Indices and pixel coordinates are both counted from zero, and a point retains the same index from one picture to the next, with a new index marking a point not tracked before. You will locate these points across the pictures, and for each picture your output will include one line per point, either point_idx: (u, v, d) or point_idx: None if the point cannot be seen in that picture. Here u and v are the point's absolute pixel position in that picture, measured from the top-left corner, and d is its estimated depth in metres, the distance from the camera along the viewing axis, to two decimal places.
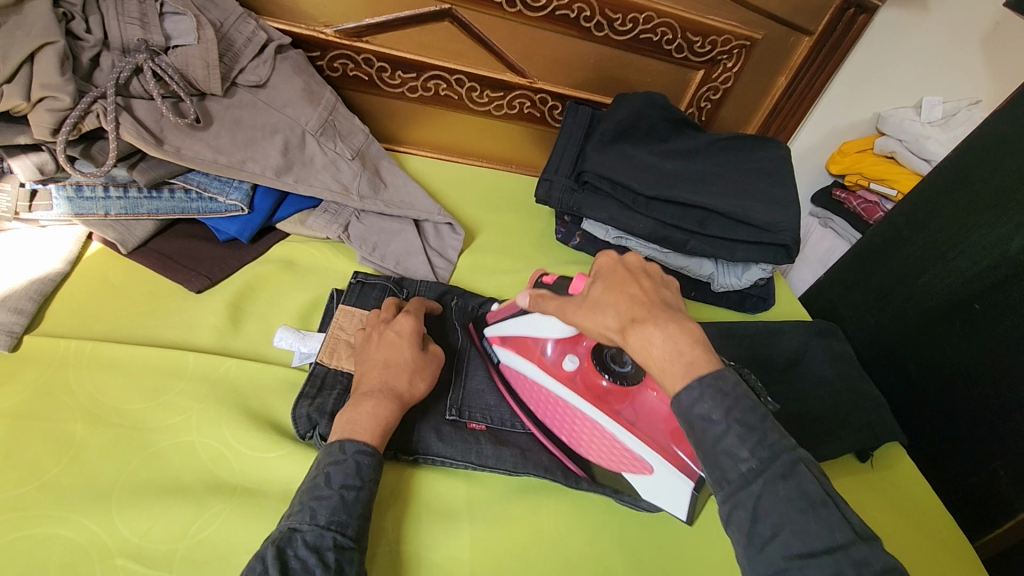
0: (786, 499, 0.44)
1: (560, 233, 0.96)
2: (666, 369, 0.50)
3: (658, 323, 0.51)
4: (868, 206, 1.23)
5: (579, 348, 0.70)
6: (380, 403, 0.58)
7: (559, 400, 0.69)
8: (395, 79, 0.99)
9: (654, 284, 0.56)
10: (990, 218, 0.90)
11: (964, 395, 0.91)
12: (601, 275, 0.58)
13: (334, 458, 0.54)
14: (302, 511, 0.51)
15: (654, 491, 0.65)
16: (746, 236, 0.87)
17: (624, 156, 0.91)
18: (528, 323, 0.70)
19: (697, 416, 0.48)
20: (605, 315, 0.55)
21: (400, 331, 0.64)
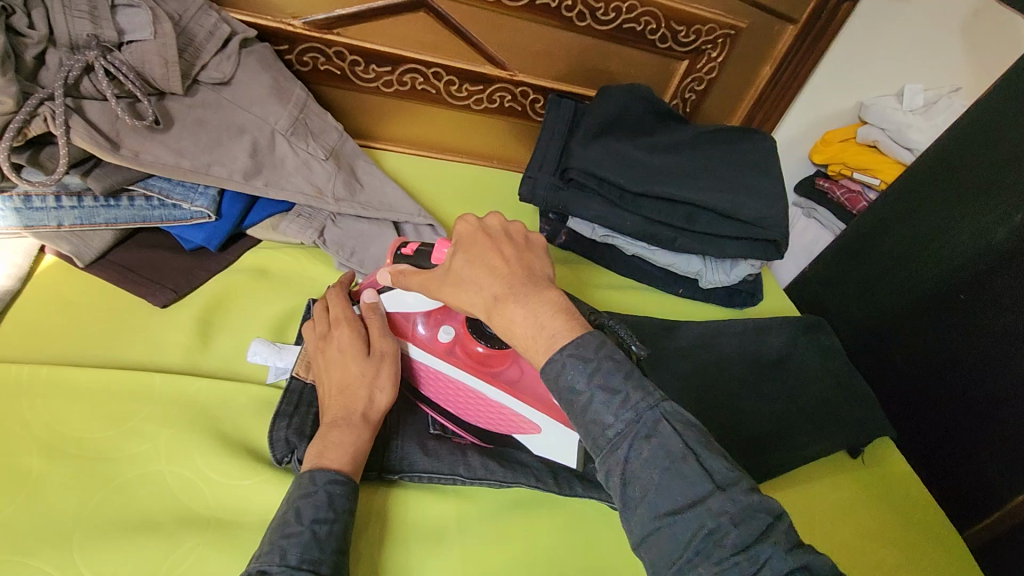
0: (647, 459, 0.47)
1: (545, 230, 0.92)
2: (535, 347, 0.52)
3: (520, 299, 0.52)
4: (851, 197, 1.23)
5: (452, 318, 0.67)
6: (348, 430, 0.56)
7: (442, 375, 0.67)
8: (369, 72, 0.94)
9: (519, 251, 0.56)
10: (975, 209, 0.90)
11: (950, 386, 0.91)
12: (463, 243, 0.57)
13: (304, 491, 0.52)
14: (271, 551, 0.47)
15: (544, 446, 0.66)
16: (734, 232, 0.85)
17: (610, 150, 0.88)
18: (395, 296, 0.67)
19: (566, 386, 0.49)
20: (468, 289, 0.55)
21: (341, 346, 0.61)
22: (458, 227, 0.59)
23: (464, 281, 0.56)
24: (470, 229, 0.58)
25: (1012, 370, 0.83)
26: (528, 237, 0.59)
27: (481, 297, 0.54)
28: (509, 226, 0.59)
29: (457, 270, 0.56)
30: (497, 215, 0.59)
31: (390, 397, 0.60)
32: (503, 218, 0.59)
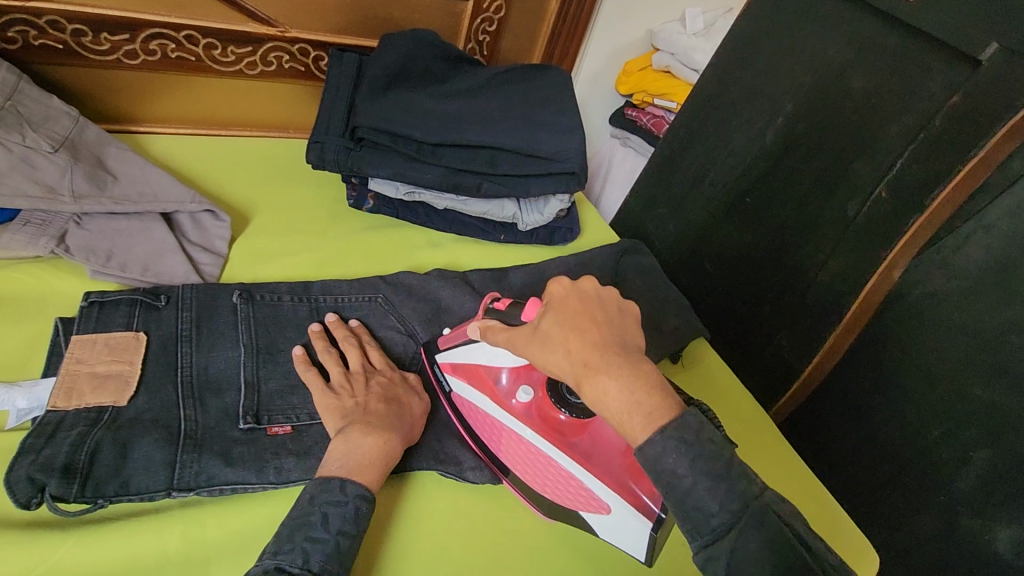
0: (756, 554, 0.44)
1: (351, 197, 0.87)
2: (624, 422, 0.47)
3: (617, 372, 0.47)
4: (656, 121, 1.28)
5: (533, 378, 0.66)
6: (384, 439, 0.57)
7: (516, 437, 0.65)
8: (102, 43, 0.80)
9: (609, 317, 0.51)
10: (748, 118, 0.99)
11: (751, 281, 1.00)
12: (552, 305, 0.53)
13: (334, 499, 0.52)
14: (293, 552, 0.48)
15: (613, 532, 0.60)
16: (535, 169, 0.84)
17: (399, 101, 0.84)
18: (487, 351, 0.66)
19: (666, 471, 0.46)
20: (554, 352, 0.51)
21: (387, 375, 0.64)
22: (549, 286, 0.54)
23: (549, 347, 0.51)
24: (571, 287, 0.53)
25: (793, 257, 0.93)
26: (624, 305, 0.54)
27: (566, 365, 0.49)
28: (601, 290, 0.53)
29: (544, 329, 0.52)
30: (593, 279, 0.53)
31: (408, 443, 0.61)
32: (601, 284, 0.53)
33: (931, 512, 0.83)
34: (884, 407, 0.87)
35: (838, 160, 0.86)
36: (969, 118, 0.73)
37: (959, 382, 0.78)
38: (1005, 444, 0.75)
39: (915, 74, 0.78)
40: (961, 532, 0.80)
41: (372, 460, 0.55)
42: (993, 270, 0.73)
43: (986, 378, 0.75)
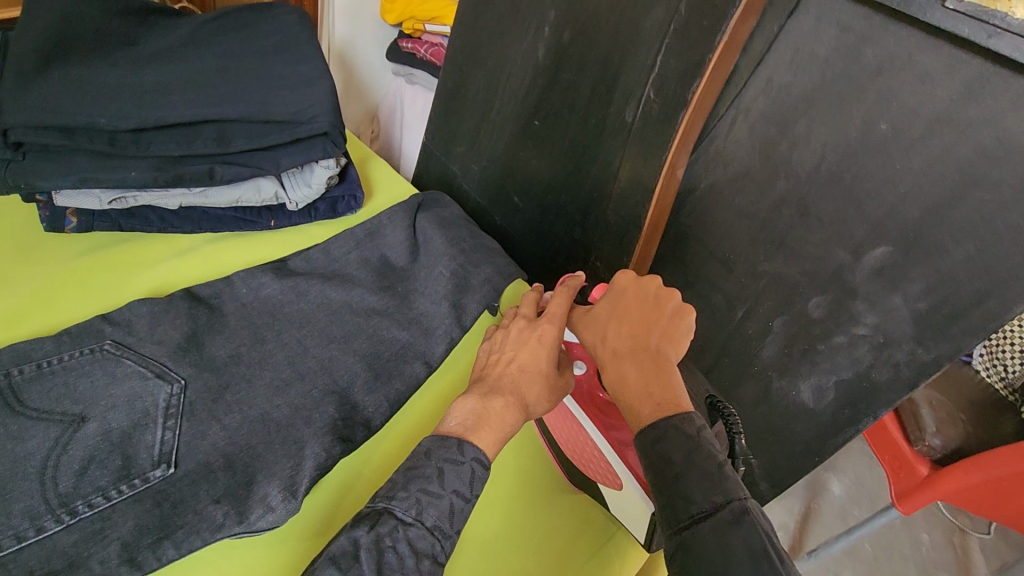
0: (723, 549, 0.41)
1: (44, 218, 0.66)
2: (640, 407, 0.49)
3: (639, 362, 0.50)
4: (435, 51, 1.14)
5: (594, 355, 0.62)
6: (509, 402, 0.53)
7: (561, 407, 0.63)
8: None
9: (659, 317, 0.53)
10: (517, 30, 0.92)
11: (556, 205, 0.96)
12: (612, 291, 0.57)
13: (452, 457, 0.49)
14: (407, 498, 0.48)
15: (620, 504, 0.60)
16: (278, 137, 0.69)
17: (65, 83, 0.64)
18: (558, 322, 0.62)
19: (658, 453, 0.46)
20: (596, 335, 0.54)
21: (540, 334, 0.58)
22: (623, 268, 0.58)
23: (598, 333, 0.54)
24: (636, 281, 0.56)
25: (590, 174, 0.90)
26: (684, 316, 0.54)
27: (601, 350, 0.53)
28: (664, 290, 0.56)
29: (599, 317, 0.55)
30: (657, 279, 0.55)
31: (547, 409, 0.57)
32: (668, 284, 0.56)
33: (751, 379, 0.91)
34: (696, 298, 0.92)
35: (607, 65, 0.83)
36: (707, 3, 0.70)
37: (749, 262, 0.84)
38: (794, 307, 0.82)
39: None
40: (776, 391, 0.90)
41: (489, 426, 0.51)
42: (759, 153, 0.78)
43: (770, 253, 0.82)
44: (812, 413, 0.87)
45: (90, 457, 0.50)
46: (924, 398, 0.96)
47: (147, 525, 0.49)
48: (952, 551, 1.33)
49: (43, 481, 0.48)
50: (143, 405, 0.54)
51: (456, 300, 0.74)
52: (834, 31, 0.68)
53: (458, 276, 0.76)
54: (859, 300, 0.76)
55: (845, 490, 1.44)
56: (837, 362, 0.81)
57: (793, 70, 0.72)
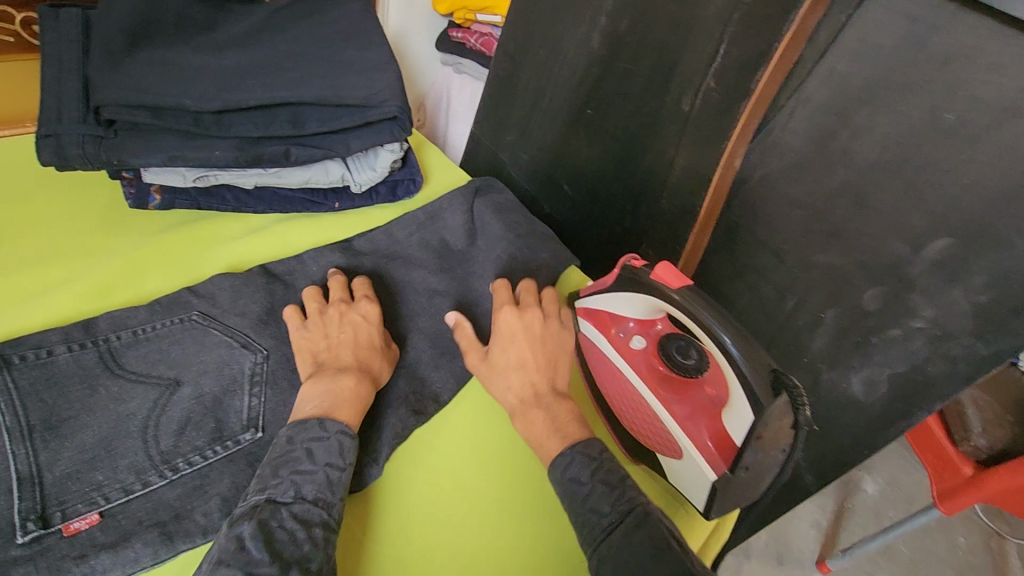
0: (623, 544, 0.49)
1: (130, 197, 0.70)
2: (547, 442, 0.58)
3: (542, 408, 0.60)
4: (485, 40, 1.16)
5: (652, 332, 0.69)
6: (358, 378, 0.57)
7: (624, 381, 0.66)
8: None
9: (548, 357, 0.65)
10: (572, 20, 0.93)
11: (607, 194, 0.97)
12: (502, 336, 0.65)
13: (315, 435, 0.52)
14: (281, 483, 0.49)
15: (679, 479, 0.61)
16: (350, 121, 0.71)
17: (151, 65, 0.66)
18: (613, 300, 0.69)
19: (570, 479, 0.54)
20: (510, 377, 0.62)
21: (364, 315, 0.64)
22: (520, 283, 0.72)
23: (503, 377, 0.63)
24: (528, 324, 0.66)
25: (644, 163, 0.90)
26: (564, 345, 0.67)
27: (506, 394, 0.62)
28: (550, 328, 0.67)
29: (498, 357, 0.64)
30: (553, 321, 0.68)
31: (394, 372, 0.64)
32: (554, 323, 0.68)
33: (799, 371, 0.91)
34: (745, 290, 0.92)
35: (664, 54, 0.83)
36: None
37: (802, 253, 0.84)
38: (848, 299, 0.82)
39: None
40: (825, 384, 0.90)
41: (345, 400, 0.56)
42: (815, 143, 0.77)
43: (824, 244, 0.81)
44: (860, 407, 0.88)
45: (187, 419, 0.53)
46: (970, 398, 0.96)
47: (242, 483, 0.52)
48: (988, 555, 1.32)
49: (145, 438, 0.51)
50: (231, 372, 0.57)
51: (516, 283, 0.75)
52: (902, 21, 0.67)
53: (515, 260, 0.78)
54: (917, 294, 0.76)
55: (879, 490, 1.43)
56: (891, 355, 0.81)
57: (857, 61, 0.71)
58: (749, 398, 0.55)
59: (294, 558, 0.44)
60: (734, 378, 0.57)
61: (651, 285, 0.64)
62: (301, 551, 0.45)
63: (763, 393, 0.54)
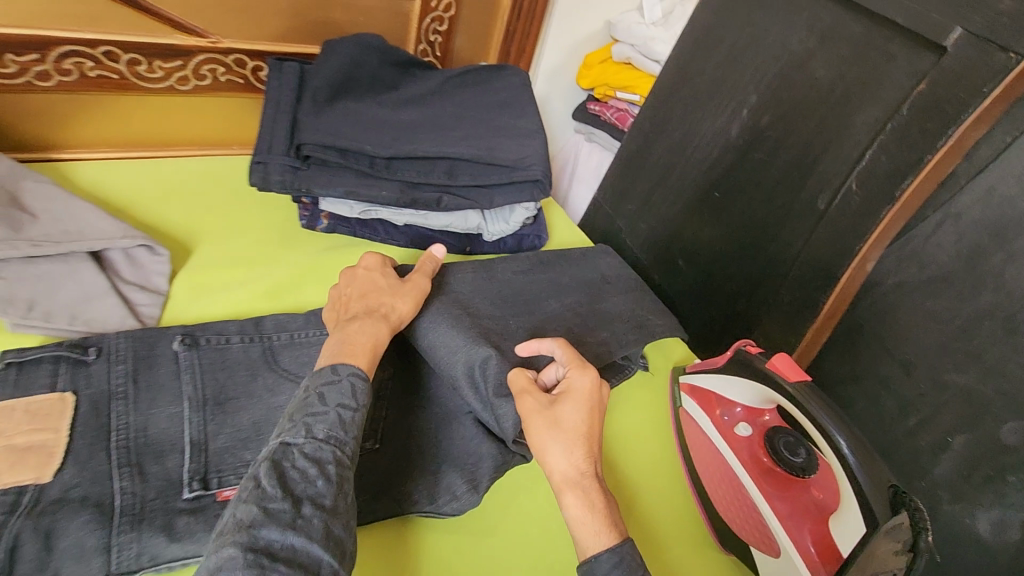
0: None
1: (303, 217, 0.80)
2: (600, 533, 0.54)
3: (605, 494, 0.56)
4: (620, 116, 1.24)
5: (758, 422, 0.67)
6: (361, 320, 0.61)
7: (724, 467, 0.66)
8: (6, 65, 0.71)
9: (595, 428, 0.60)
10: (712, 109, 0.97)
11: (721, 275, 0.98)
12: (573, 395, 0.60)
13: (327, 380, 0.54)
14: (294, 428, 0.50)
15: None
16: (497, 178, 0.79)
17: (347, 114, 0.78)
18: (723, 382, 0.69)
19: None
20: (578, 451, 0.57)
21: (368, 265, 0.69)
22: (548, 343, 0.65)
23: (566, 442, 0.57)
24: (592, 388, 0.61)
25: (767, 252, 0.91)
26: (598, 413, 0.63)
27: (568, 467, 0.56)
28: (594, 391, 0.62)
29: (563, 417, 0.59)
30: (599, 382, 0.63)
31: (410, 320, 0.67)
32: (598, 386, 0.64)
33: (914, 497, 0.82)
34: (862, 395, 0.86)
35: (806, 150, 0.84)
36: (935, 106, 0.71)
37: (935, 369, 0.78)
38: (982, 428, 0.73)
39: (878, 64, 0.76)
40: (944, 516, 0.77)
41: (363, 347, 0.59)
42: (964, 259, 0.73)
43: (961, 363, 0.75)
44: (982, 550, 0.73)
45: None
46: None
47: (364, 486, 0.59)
48: None
49: None
50: None
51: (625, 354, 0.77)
52: None
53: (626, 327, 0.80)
54: None
55: None
56: None
57: (1020, 184, 0.67)
58: (864, 516, 0.53)
59: (308, 497, 0.47)
60: (849, 488, 0.55)
61: (767, 374, 0.64)
62: (317, 489, 0.47)
63: (880, 513, 0.51)
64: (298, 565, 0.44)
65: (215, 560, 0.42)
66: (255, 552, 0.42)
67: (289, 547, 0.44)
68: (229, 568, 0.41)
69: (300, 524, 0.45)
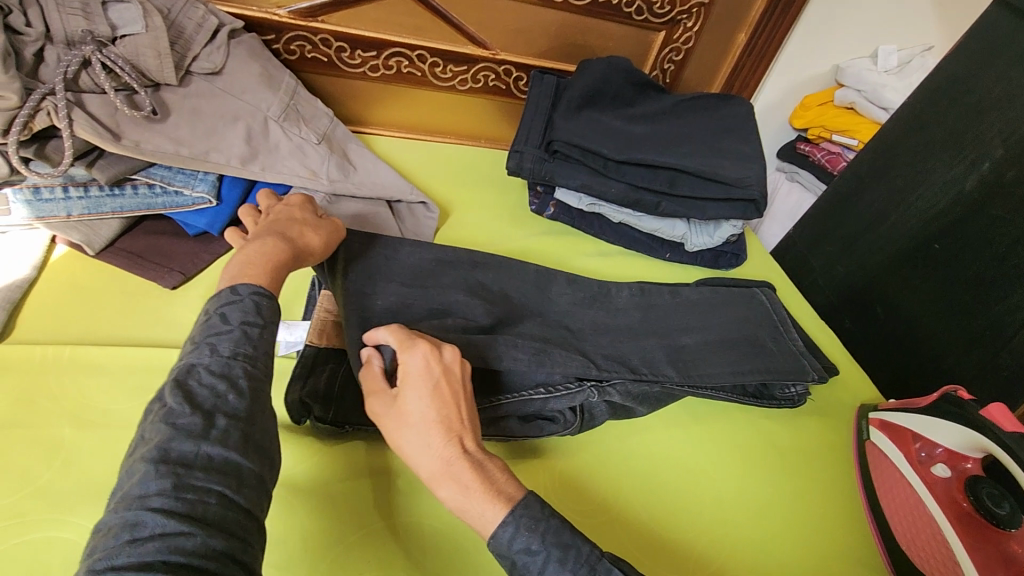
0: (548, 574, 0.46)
1: (534, 203, 0.96)
2: (484, 511, 0.48)
3: (478, 472, 0.49)
4: (831, 158, 1.25)
5: (959, 468, 0.66)
6: (271, 243, 0.57)
7: (913, 500, 0.66)
8: (354, 58, 0.96)
9: (460, 407, 0.52)
10: (946, 159, 0.94)
11: (929, 330, 0.94)
12: (406, 379, 0.52)
13: (227, 300, 0.50)
14: (197, 348, 0.47)
15: None
16: (713, 193, 0.88)
17: (592, 121, 0.92)
18: (925, 421, 0.68)
19: (520, 550, 0.46)
20: (434, 432, 0.50)
21: (290, 204, 0.66)
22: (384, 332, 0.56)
23: (416, 430, 0.50)
24: (426, 369, 0.52)
25: (988, 312, 0.86)
26: (466, 391, 0.54)
27: (427, 455, 0.49)
28: (445, 365, 0.54)
29: (408, 410, 0.51)
30: (453, 352, 0.55)
31: (316, 261, 0.63)
32: (459, 363, 0.55)
33: None
34: None
35: None
36: None
37: None
38: None
39: None
40: None
41: (257, 261, 0.55)
42: None
43: None
44: None
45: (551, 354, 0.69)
46: None
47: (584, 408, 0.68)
48: None
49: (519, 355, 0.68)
50: None
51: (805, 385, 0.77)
52: None
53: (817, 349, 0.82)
54: None
55: None
56: None
57: None
58: None
59: (219, 410, 0.44)
60: None
61: (977, 419, 0.63)
62: (228, 402, 0.44)
63: None
64: (217, 471, 0.41)
65: (134, 478, 0.40)
66: (168, 463, 0.40)
67: (203, 457, 0.41)
68: (141, 484, 0.39)
69: (215, 436, 0.43)
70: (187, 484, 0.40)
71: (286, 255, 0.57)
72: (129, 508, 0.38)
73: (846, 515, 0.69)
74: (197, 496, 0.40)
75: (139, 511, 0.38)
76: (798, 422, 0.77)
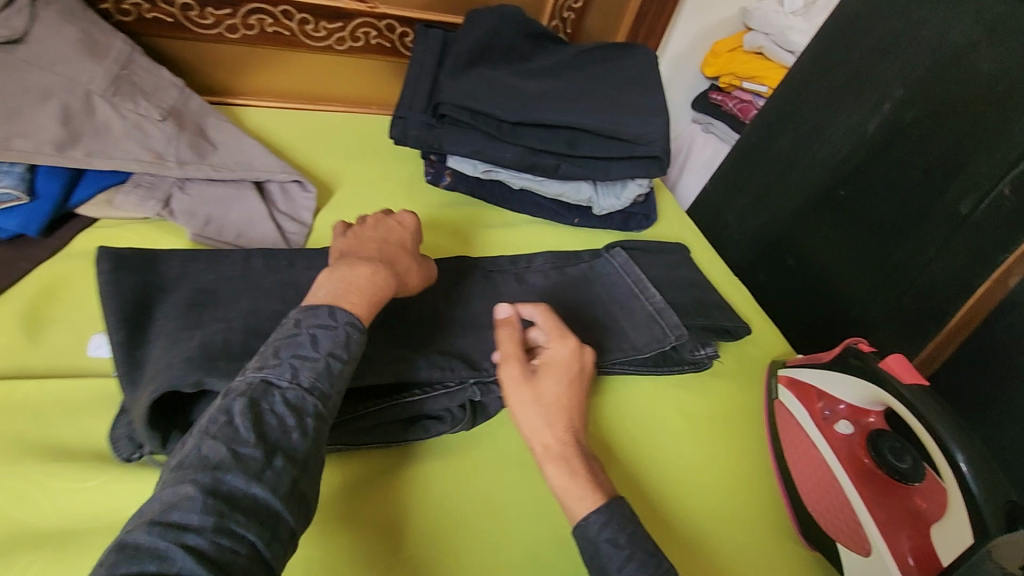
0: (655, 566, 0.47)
1: (429, 173, 0.88)
2: (585, 498, 0.51)
3: (587, 462, 0.54)
4: (743, 107, 1.21)
5: (862, 423, 0.66)
6: (375, 270, 0.54)
7: (817, 460, 0.64)
8: (206, 17, 0.83)
9: (574, 405, 0.57)
10: (849, 103, 0.91)
11: (838, 279, 0.94)
12: (556, 364, 0.58)
13: (321, 322, 0.47)
14: (281, 365, 0.45)
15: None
16: (615, 152, 0.82)
17: (483, 79, 0.84)
18: (828, 378, 0.67)
19: (605, 542, 0.48)
20: (556, 424, 0.54)
21: (402, 222, 0.65)
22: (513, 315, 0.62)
23: (557, 410, 0.55)
24: (573, 361, 0.59)
25: (892, 258, 0.87)
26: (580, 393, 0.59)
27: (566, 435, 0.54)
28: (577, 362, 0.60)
29: (547, 390, 0.56)
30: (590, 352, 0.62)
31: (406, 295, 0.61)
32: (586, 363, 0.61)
33: None
34: None
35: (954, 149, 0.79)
36: None
37: None
38: None
39: None
40: None
41: (359, 288, 0.52)
42: None
43: None
44: None
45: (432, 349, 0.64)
46: None
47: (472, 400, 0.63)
48: None
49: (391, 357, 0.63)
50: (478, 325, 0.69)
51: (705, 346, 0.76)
52: None
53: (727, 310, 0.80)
54: None
55: None
56: None
57: None
58: (974, 525, 0.51)
59: (282, 446, 0.42)
60: (958, 499, 0.52)
61: (877, 373, 0.62)
62: (291, 438, 0.42)
63: (993, 522, 0.49)
64: (257, 518, 0.39)
65: (161, 500, 0.38)
66: (215, 498, 0.38)
67: (251, 497, 0.39)
68: (178, 513, 0.37)
69: (268, 475, 0.40)
70: (225, 526, 0.37)
71: (389, 290, 0.54)
72: (161, 535, 0.36)
73: (755, 477, 0.67)
74: (232, 544, 0.37)
75: (166, 549, 0.35)
76: (709, 385, 0.75)
